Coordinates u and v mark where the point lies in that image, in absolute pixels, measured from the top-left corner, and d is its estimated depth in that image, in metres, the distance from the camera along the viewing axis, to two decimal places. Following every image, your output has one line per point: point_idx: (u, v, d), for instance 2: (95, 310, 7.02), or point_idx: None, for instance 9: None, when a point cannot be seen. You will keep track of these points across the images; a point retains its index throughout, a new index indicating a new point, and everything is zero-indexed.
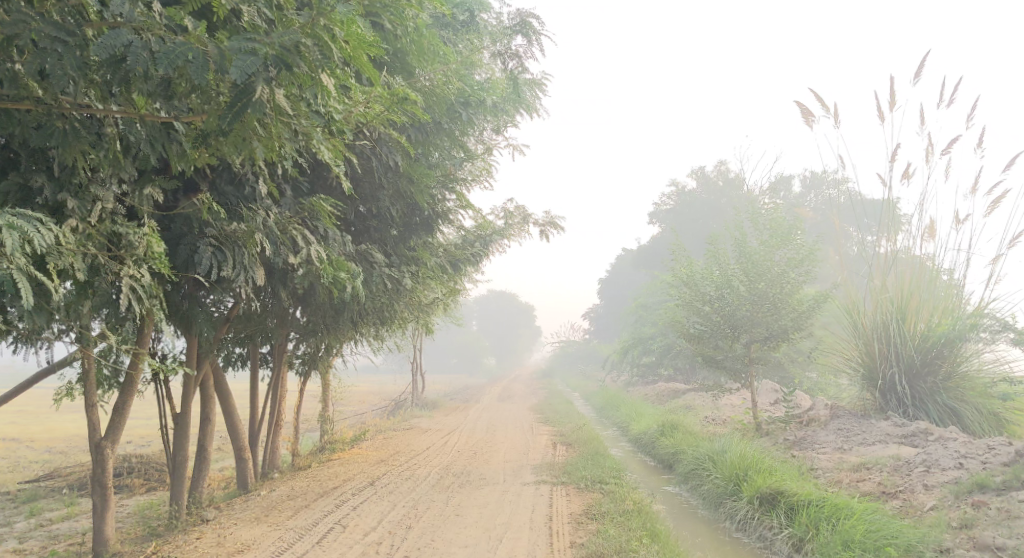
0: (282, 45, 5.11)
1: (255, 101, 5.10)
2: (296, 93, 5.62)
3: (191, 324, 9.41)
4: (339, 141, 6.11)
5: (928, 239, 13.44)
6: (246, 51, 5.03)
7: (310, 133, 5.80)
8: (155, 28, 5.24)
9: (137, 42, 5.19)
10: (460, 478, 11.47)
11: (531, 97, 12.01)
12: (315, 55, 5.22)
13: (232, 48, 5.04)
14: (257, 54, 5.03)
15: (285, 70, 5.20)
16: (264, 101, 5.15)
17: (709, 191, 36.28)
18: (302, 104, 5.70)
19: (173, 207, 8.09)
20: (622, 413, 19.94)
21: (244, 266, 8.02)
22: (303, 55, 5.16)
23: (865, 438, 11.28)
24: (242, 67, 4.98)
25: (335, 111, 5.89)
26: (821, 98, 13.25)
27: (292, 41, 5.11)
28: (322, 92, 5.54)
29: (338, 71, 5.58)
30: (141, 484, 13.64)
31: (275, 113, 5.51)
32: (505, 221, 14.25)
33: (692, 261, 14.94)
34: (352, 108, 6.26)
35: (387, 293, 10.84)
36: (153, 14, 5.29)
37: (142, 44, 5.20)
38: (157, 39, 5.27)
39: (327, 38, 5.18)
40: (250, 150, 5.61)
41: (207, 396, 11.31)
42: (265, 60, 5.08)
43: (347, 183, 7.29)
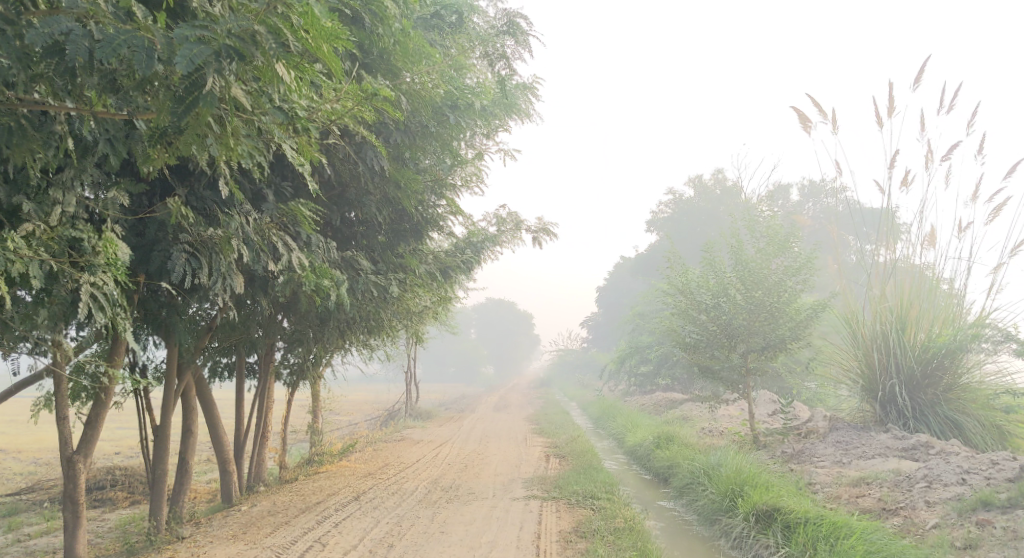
0: (234, 34, 4.88)
1: (205, 94, 4.88)
2: (255, 86, 5.38)
3: (169, 333, 9.13)
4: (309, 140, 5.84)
5: (929, 246, 13.17)
6: (193, 39, 4.81)
7: (271, 128, 5.59)
8: (99, 15, 5.02)
9: (77, 30, 4.95)
10: (447, 492, 11.16)
11: (523, 102, 11.77)
12: (270, 44, 4.97)
13: (180, 37, 4.80)
14: (206, 42, 4.81)
15: (240, 62, 4.96)
16: (216, 93, 4.91)
17: (706, 198, 36.02)
18: (263, 99, 5.46)
19: (144, 210, 7.82)
20: (618, 424, 19.64)
21: (220, 272, 7.75)
22: (258, 44, 4.94)
23: (865, 451, 11.01)
24: (189, 57, 4.73)
25: (299, 107, 5.69)
26: (818, 103, 13.05)
27: (244, 28, 4.89)
28: (284, 87, 5.27)
29: (302, 65, 5.35)
30: (124, 497, 13.32)
31: (232, 108, 5.28)
32: (497, 228, 13.98)
33: (687, 269, 14.61)
34: (324, 106, 5.99)
35: (374, 301, 10.57)
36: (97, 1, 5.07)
37: (82, 32, 4.97)
38: (100, 27, 5.04)
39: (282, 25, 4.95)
40: (207, 149, 5.36)
41: (189, 407, 11.05)
42: (217, 50, 4.85)
43: (317, 183, 7.00)
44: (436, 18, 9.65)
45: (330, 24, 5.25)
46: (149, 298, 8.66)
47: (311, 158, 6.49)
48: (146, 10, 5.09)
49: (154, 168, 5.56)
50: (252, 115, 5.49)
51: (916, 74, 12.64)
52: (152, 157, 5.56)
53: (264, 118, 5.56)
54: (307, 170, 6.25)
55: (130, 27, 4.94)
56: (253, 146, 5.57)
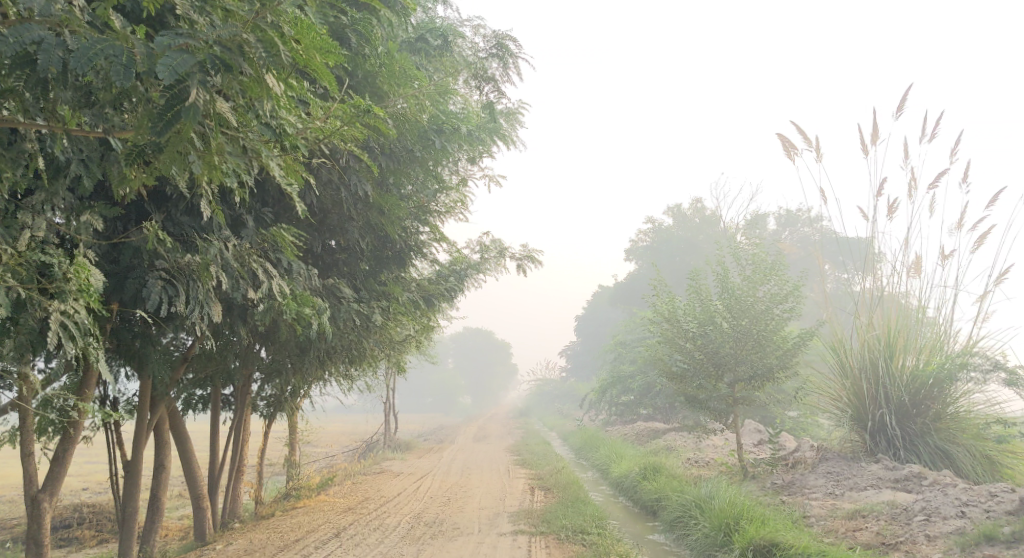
0: (220, 43, 4.65)
1: (188, 107, 4.63)
2: (241, 100, 5.14)
3: (142, 364, 8.79)
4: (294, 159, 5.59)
5: (914, 274, 13.11)
6: (177, 48, 4.58)
7: (258, 146, 5.36)
8: (73, 24, 4.76)
9: (50, 39, 4.69)
10: (431, 528, 10.79)
11: (507, 127, 11.65)
12: (259, 55, 4.75)
13: (162, 45, 4.59)
14: (190, 53, 4.58)
15: (227, 74, 4.72)
16: (200, 105, 4.67)
17: (685, 227, 36.30)
18: (249, 115, 5.21)
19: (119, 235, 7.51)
20: (601, 454, 19.35)
21: (198, 301, 7.43)
22: (247, 56, 4.71)
23: (857, 482, 10.84)
24: (172, 66, 4.51)
25: (288, 124, 5.47)
26: (802, 131, 13.04)
27: (231, 38, 4.66)
28: (273, 102, 5.03)
29: (293, 82, 5.13)
30: (91, 536, 12.81)
31: (217, 124, 5.03)
32: (481, 256, 13.76)
33: (673, 297, 14.41)
34: (310, 125, 5.74)
35: (356, 330, 10.28)
36: (72, 9, 4.81)
37: (55, 42, 4.70)
38: (74, 36, 4.78)
39: (272, 36, 4.73)
40: (189, 168, 5.10)
41: (161, 441, 10.67)
42: (201, 61, 4.64)
43: (300, 205, 6.73)
44: (422, 41, 9.51)
45: (322, 37, 5.04)
46: (122, 328, 8.32)
47: (298, 181, 6.25)
48: (125, 21, 4.87)
49: (130, 190, 5.27)
50: (237, 132, 5.27)
51: (900, 102, 12.71)
52: (129, 178, 5.29)
53: (251, 136, 5.34)
54: (290, 192, 6.01)
55: (108, 37, 4.70)
56: (238, 164, 5.32)
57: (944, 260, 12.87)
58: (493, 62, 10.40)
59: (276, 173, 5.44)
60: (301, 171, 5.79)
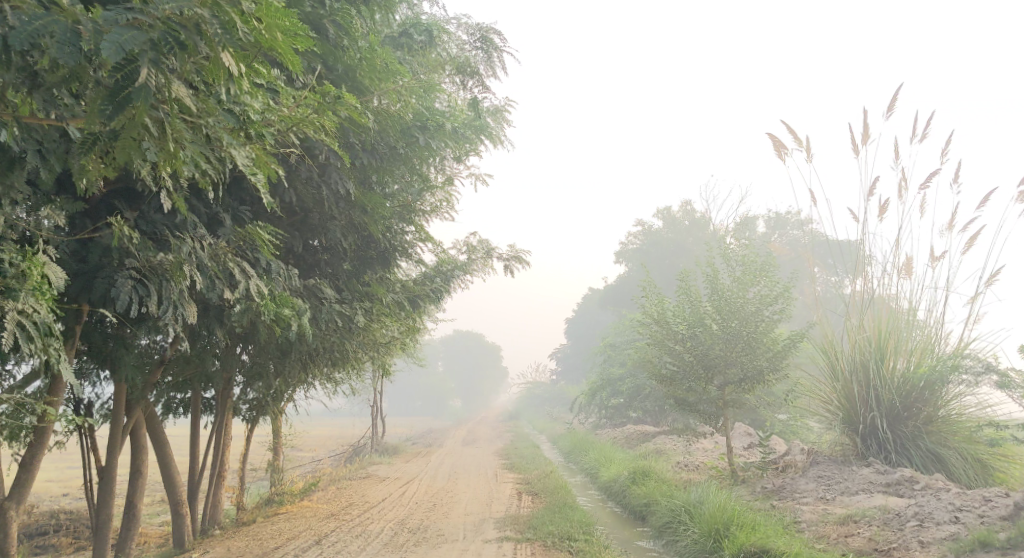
0: (171, 19, 4.53)
1: (139, 88, 4.51)
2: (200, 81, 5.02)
3: (116, 367, 8.58)
4: (262, 149, 5.44)
5: (905, 276, 12.95)
6: (124, 24, 4.47)
7: (221, 133, 5.21)
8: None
9: None
10: (415, 535, 10.54)
11: (494, 125, 11.45)
12: (215, 31, 4.62)
13: (109, 21, 4.48)
14: (138, 28, 4.46)
15: (180, 52, 4.59)
16: (151, 86, 4.56)
17: (674, 229, 36.20)
18: (210, 100, 5.09)
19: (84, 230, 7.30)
20: (591, 457, 19.15)
21: (172, 301, 7.21)
22: (202, 33, 4.59)
23: (848, 486, 10.68)
24: (118, 43, 4.40)
25: (253, 110, 5.30)
26: (792, 131, 12.88)
27: (185, 15, 4.53)
28: (234, 84, 4.90)
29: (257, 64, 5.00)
30: (68, 543, 12.54)
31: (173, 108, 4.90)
32: (468, 257, 13.54)
33: (662, 298, 14.21)
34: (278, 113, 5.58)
35: (338, 332, 10.05)
36: None
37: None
38: (18, 14, 4.64)
39: (229, 12, 4.59)
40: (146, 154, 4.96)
41: (137, 446, 10.44)
42: (153, 39, 4.52)
43: (269, 199, 6.49)
44: (405, 36, 9.29)
45: (287, 15, 4.92)
46: (93, 330, 8.13)
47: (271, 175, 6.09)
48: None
49: (88, 182, 5.09)
50: (200, 120, 5.13)
51: (890, 102, 12.57)
52: (87, 169, 5.14)
53: (214, 123, 5.19)
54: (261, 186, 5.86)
55: (53, 13, 4.58)
56: (199, 153, 5.16)
57: (935, 261, 12.73)
58: (477, 54, 10.16)
59: (240, 162, 5.26)
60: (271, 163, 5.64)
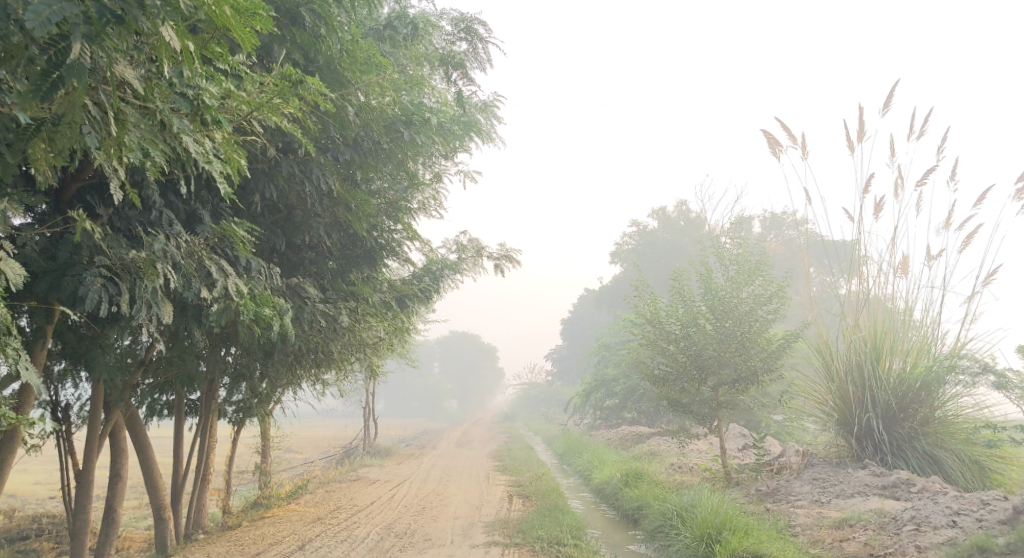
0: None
1: (72, 66, 4.68)
2: (145, 61, 5.24)
3: (92, 368, 8.38)
4: (227, 132, 5.63)
5: (902, 275, 12.75)
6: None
7: (171, 117, 5.36)
8: None
9: None
10: (401, 539, 10.31)
11: (482, 120, 11.24)
12: (154, 4, 4.75)
13: None
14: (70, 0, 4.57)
15: (117, 25, 4.71)
16: (85, 62, 4.70)
17: (670, 229, 36.00)
18: (161, 83, 5.27)
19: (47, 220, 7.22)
20: (584, 459, 18.90)
21: (145, 301, 7.00)
22: (142, 8, 4.75)
23: (843, 490, 10.49)
24: (43, 15, 4.49)
25: (206, 95, 5.37)
26: (787, 128, 12.66)
27: None
28: (182, 62, 5.05)
29: (212, 46, 5.27)
30: (50, 547, 12.32)
31: (112, 86, 5.02)
32: (458, 256, 13.31)
33: (655, 298, 13.98)
34: (235, 97, 5.66)
35: (321, 332, 9.82)
36: None
37: None
38: None
39: None
40: (89, 139, 5.18)
41: (118, 449, 10.24)
42: (85, 12, 4.63)
43: (230, 188, 6.29)
44: (389, 29, 9.12)
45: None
46: (67, 331, 7.97)
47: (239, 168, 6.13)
48: None
49: (39, 171, 5.33)
50: (152, 102, 5.30)
51: (885, 98, 12.40)
52: (36, 159, 5.28)
53: (165, 107, 5.35)
54: (225, 177, 5.94)
55: None
56: (148, 137, 5.39)
57: (931, 260, 12.55)
58: (461, 44, 9.96)
59: (191, 147, 5.43)
60: (236, 146, 5.78)
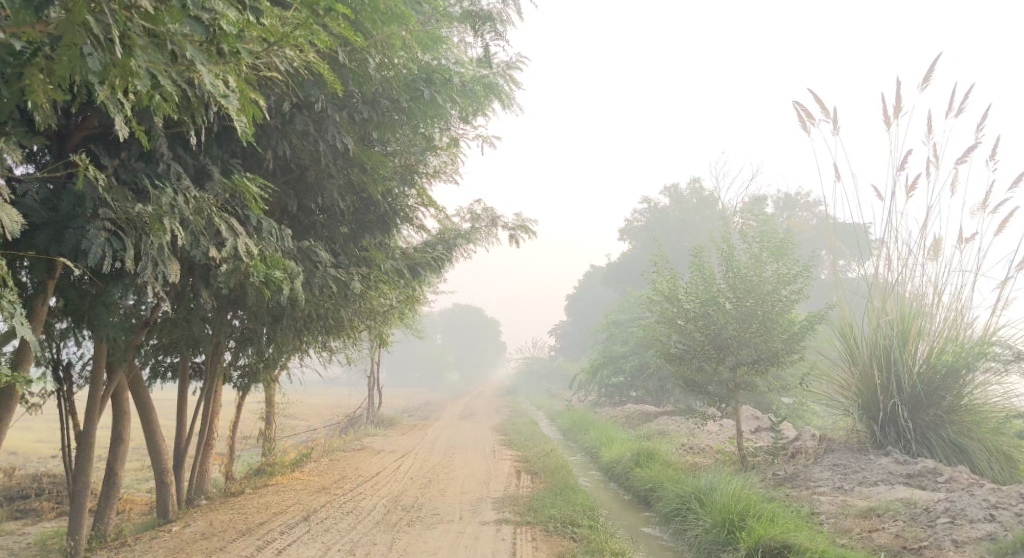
0: None
1: None
2: None
3: (94, 328, 8.03)
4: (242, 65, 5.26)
5: (932, 258, 12.30)
6: None
7: (182, 43, 5.01)
8: None
9: None
10: (409, 513, 10.01)
11: (503, 83, 10.78)
12: None
13: None
14: None
15: None
16: None
17: (682, 208, 35.51)
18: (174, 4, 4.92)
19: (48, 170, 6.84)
20: (591, 435, 18.62)
21: (151, 258, 6.63)
22: None
23: (866, 477, 10.16)
24: None
25: (222, 21, 5.07)
26: (820, 100, 12.15)
27: None
28: None
29: None
30: (50, 508, 12.08)
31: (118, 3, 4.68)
32: (472, 225, 12.90)
33: (674, 275, 13.57)
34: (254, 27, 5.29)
35: (332, 299, 9.44)
36: None
37: None
38: None
39: None
40: (90, 64, 4.82)
41: (120, 412, 9.92)
42: None
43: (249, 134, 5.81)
44: None
45: None
46: (69, 287, 7.62)
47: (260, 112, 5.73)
48: None
49: (39, 103, 4.97)
50: (164, 26, 4.95)
51: (924, 73, 11.88)
52: (36, 89, 4.93)
53: (178, 32, 5.01)
54: (240, 121, 5.54)
55: None
56: (156, 66, 5.03)
57: (963, 243, 12.07)
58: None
59: (204, 77, 5.04)
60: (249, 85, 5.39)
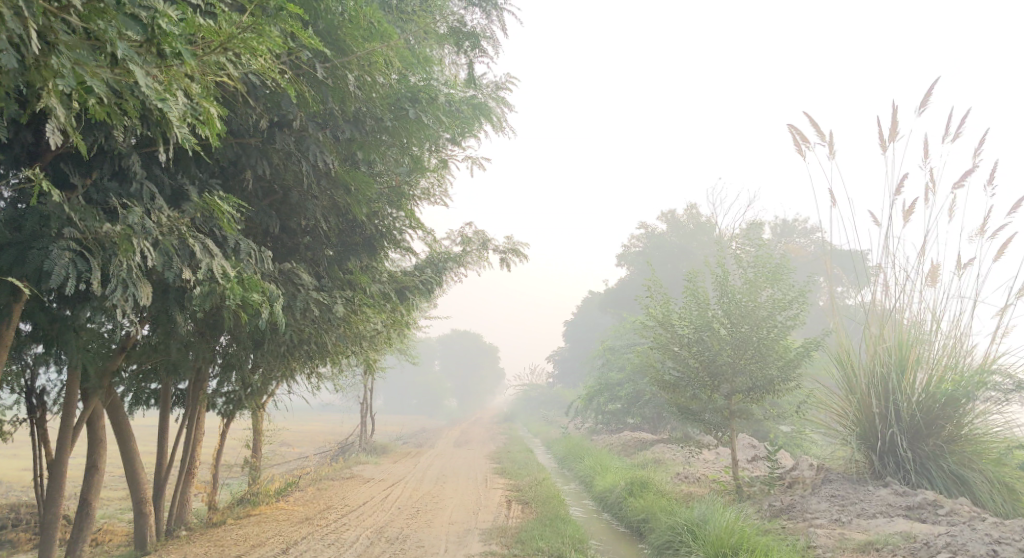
0: None
1: None
2: None
3: (65, 352, 7.78)
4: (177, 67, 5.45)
5: (930, 284, 12.07)
6: None
7: (115, 40, 5.24)
8: None
9: None
10: (392, 546, 9.67)
11: (492, 104, 10.61)
12: None
13: None
14: None
15: None
16: None
17: (680, 234, 35.35)
18: (109, 5, 5.23)
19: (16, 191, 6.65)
20: (586, 464, 18.24)
21: (121, 279, 6.41)
22: None
23: (864, 508, 9.85)
24: None
25: (162, 20, 5.25)
26: (815, 124, 12.00)
27: None
28: None
29: None
30: (26, 539, 11.71)
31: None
32: (462, 248, 12.69)
33: (668, 301, 13.32)
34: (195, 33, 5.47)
35: (316, 322, 9.18)
36: None
37: None
38: None
39: None
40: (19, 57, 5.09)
41: (95, 440, 9.62)
42: None
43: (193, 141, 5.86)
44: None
45: None
46: (39, 310, 7.39)
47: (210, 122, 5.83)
48: None
49: None
50: (99, 22, 5.24)
51: (920, 97, 11.74)
52: None
53: (112, 30, 5.26)
54: (181, 127, 5.65)
55: None
56: (81, 63, 5.29)
57: (962, 268, 11.85)
58: (475, 12, 9.32)
59: (135, 71, 5.23)
60: (184, 87, 5.53)
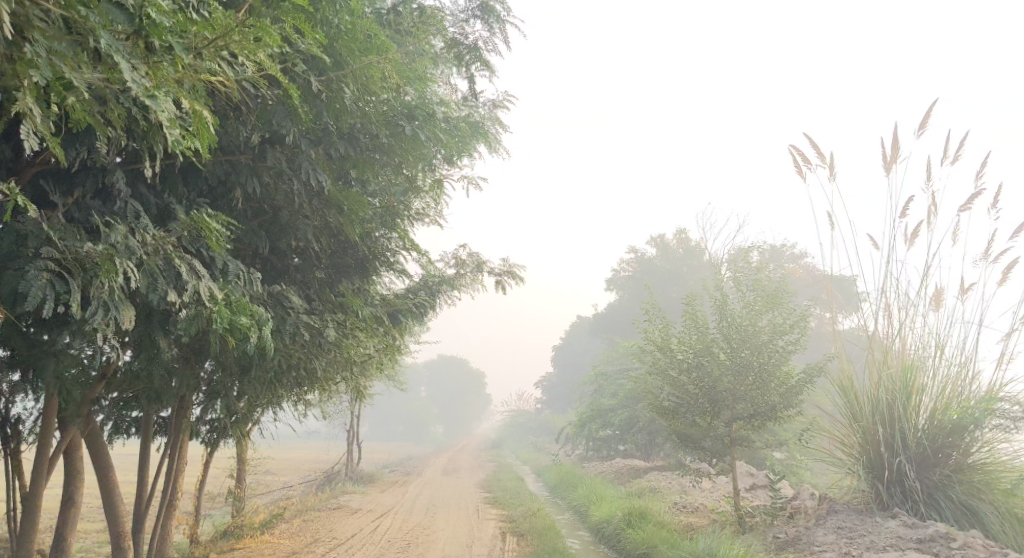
0: None
1: None
2: None
3: (41, 378, 7.38)
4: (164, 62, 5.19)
5: (935, 307, 11.83)
6: None
7: (97, 29, 4.98)
8: None
9: None
10: None
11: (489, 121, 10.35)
12: None
13: None
14: None
15: None
16: None
17: (669, 258, 35.17)
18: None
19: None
20: (580, 493, 17.79)
21: (102, 302, 6.05)
22: None
23: (873, 541, 9.54)
24: None
25: (151, 9, 5.01)
26: (815, 145, 11.80)
27: None
28: None
29: None
30: None
31: None
32: (456, 271, 12.37)
33: (667, 325, 13.00)
34: (185, 28, 5.21)
35: (306, 347, 8.80)
36: None
37: None
38: None
39: None
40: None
41: (73, 472, 9.18)
42: None
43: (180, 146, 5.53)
44: (395, 15, 8.26)
45: None
46: (15, 336, 7.00)
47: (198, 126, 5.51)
48: None
49: None
50: (83, 11, 4.98)
51: (921, 119, 11.56)
52: None
53: (96, 19, 4.99)
54: (169, 129, 5.29)
55: None
56: (63, 53, 5.01)
57: (965, 292, 11.62)
58: (476, 24, 9.03)
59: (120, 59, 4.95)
60: (172, 84, 5.23)
